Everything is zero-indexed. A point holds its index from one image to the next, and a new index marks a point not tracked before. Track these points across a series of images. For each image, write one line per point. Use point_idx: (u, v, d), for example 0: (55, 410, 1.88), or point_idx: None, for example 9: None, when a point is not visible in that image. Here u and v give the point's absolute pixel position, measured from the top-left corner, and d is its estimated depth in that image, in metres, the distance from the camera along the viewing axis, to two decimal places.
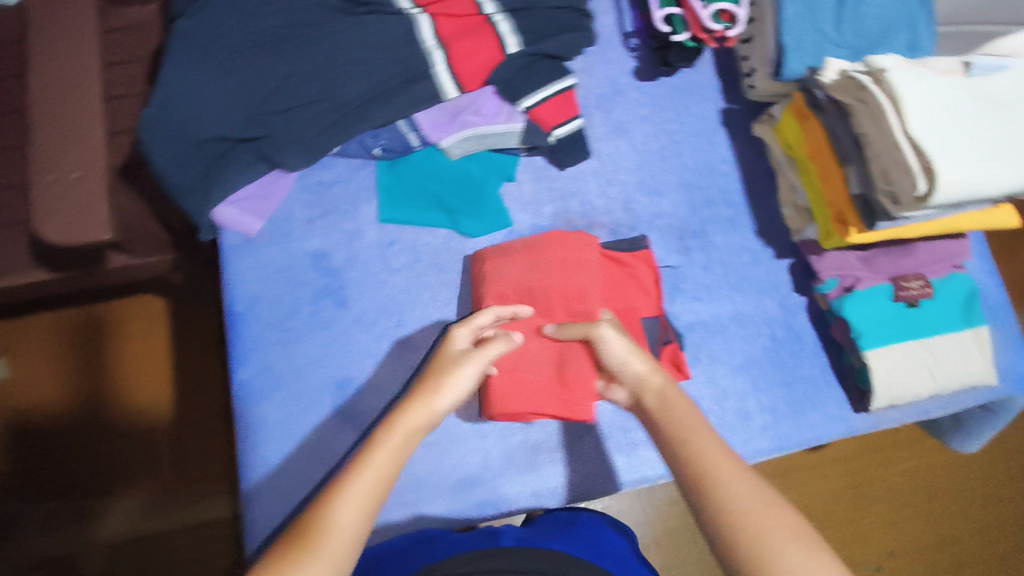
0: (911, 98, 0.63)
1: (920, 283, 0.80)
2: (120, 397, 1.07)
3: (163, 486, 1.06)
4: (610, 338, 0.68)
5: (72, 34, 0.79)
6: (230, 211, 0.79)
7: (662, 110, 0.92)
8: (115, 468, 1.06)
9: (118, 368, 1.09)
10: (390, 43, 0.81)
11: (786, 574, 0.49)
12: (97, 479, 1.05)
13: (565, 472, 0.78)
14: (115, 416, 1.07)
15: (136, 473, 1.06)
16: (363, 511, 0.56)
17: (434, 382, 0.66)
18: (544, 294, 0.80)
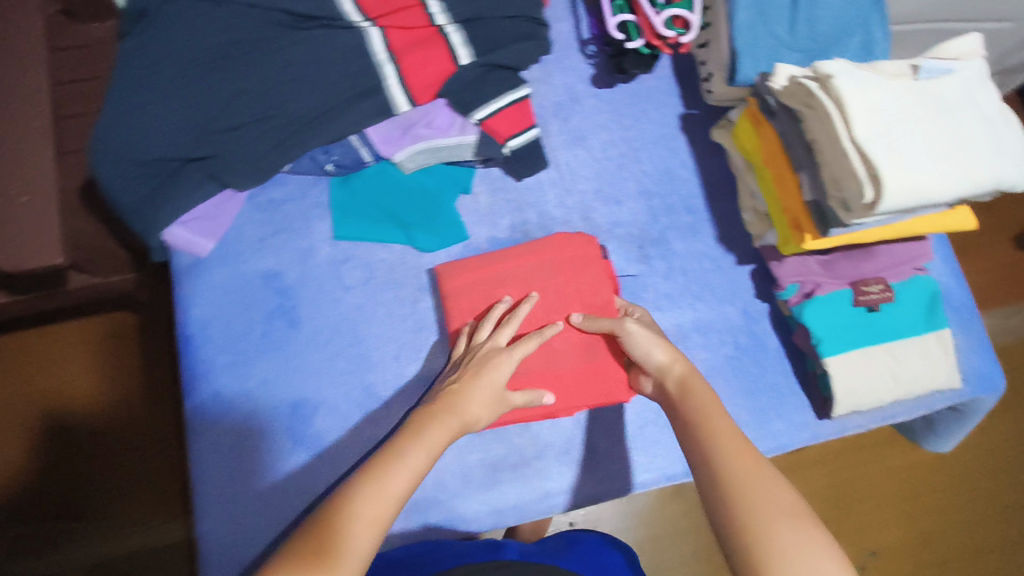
0: (856, 106, 0.63)
1: (880, 286, 0.79)
2: (96, 415, 1.06)
3: (134, 509, 1.04)
4: (636, 331, 0.72)
5: (21, 59, 0.80)
6: (181, 231, 0.78)
7: (621, 117, 0.91)
8: (85, 490, 1.04)
9: (93, 387, 1.07)
10: (340, 57, 0.80)
11: (776, 545, 0.51)
12: (69, 501, 1.03)
13: (526, 490, 0.75)
14: (90, 436, 1.06)
15: (97, 493, 1.04)
16: (390, 509, 0.58)
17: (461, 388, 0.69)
18: (558, 292, 0.80)
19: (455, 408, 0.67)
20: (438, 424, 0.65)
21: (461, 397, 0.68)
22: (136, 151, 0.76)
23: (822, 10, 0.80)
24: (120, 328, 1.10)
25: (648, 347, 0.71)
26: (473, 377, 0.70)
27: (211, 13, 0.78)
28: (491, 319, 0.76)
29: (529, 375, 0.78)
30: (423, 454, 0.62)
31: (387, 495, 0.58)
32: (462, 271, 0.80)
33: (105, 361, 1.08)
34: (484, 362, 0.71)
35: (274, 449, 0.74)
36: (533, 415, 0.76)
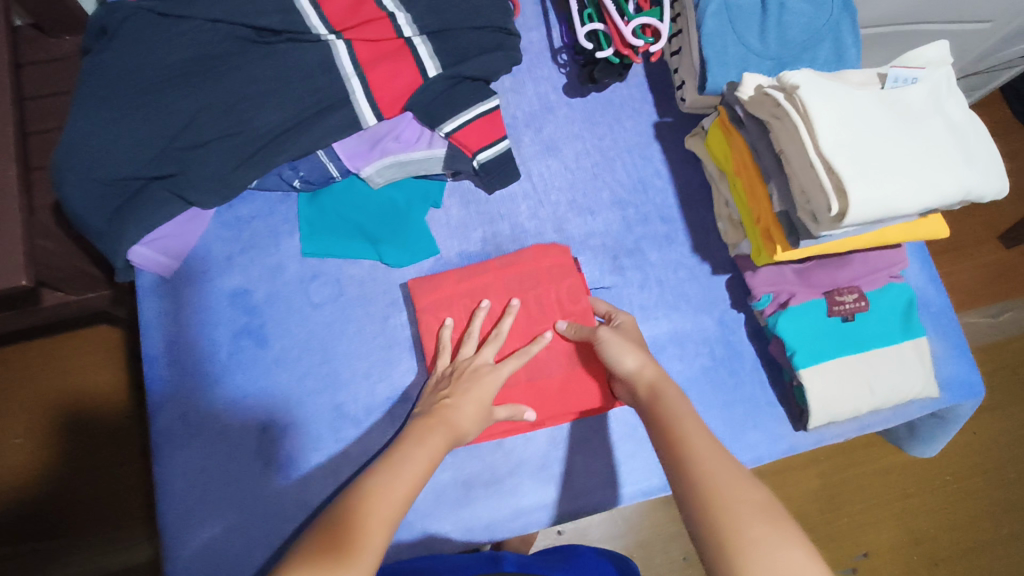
0: (822, 116, 0.63)
1: (855, 296, 0.78)
2: (65, 432, 1.04)
3: (97, 529, 1.01)
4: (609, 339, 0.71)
5: None
6: (147, 251, 0.76)
7: (595, 126, 0.90)
8: (48, 510, 1.01)
9: (64, 402, 1.05)
10: (306, 72, 0.79)
11: (742, 535, 0.48)
12: (30, 521, 1.00)
13: (498, 508, 0.74)
14: (57, 454, 1.03)
15: (58, 513, 1.01)
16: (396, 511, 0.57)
17: (453, 401, 0.69)
18: (539, 303, 0.79)
19: (451, 419, 0.68)
20: (436, 430, 0.66)
21: (456, 406, 0.69)
22: (97, 170, 0.74)
23: (792, 17, 0.79)
24: (94, 343, 1.08)
25: (619, 354, 0.69)
26: (464, 390, 0.70)
27: (172, 29, 0.77)
28: (476, 332, 0.76)
29: (514, 386, 0.77)
30: (427, 460, 0.63)
31: (397, 495, 0.58)
32: (440, 286, 0.79)
33: (76, 377, 1.06)
34: (470, 378, 0.72)
35: (240, 471, 0.73)
36: (522, 426, 0.76)
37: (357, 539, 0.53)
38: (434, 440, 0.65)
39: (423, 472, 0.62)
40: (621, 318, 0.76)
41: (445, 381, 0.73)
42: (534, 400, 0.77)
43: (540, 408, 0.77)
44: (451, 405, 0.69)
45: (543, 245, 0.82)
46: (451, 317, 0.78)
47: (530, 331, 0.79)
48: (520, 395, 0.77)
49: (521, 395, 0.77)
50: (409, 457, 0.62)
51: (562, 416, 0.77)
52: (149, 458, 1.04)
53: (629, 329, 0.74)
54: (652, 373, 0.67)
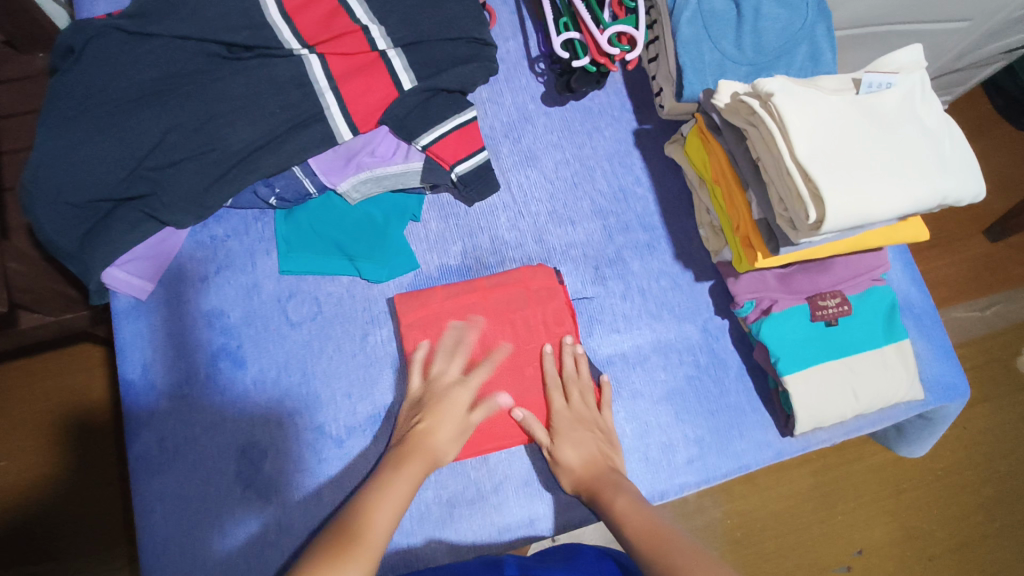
0: (798, 124, 0.62)
1: (837, 300, 0.77)
2: (41, 452, 1.02)
3: (72, 550, 0.99)
4: (563, 453, 0.71)
5: None
6: (121, 272, 0.76)
7: (574, 134, 0.89)
8: (23, 532, 0.99)
9: (41, 424, 1.03)
10: (278, 88, 0.78)
11: None
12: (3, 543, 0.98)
13: (484, 525, 0.73)
14: (32, 474, 1.01)
15: (38, 538, 0.99)
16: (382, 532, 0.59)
17: (427, 424, 0.70)
18: (526, 323, 0.79)
19: (431, 433, 0.69)
20: (416, 456, 0.67)
21: (428, 430, 0.69)
22: (68, 192, 0.73)
23: (767, 22, 0.79)
24: (73, 361, 1.07)
25: (562, 455, 0.71)
26: (434, 412, 0.71)
27: (141, 48, 0.76)
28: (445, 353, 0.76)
29: (495, 407, 0.76)
30: (411, 477, 0.65)
31: (390, 508, 0.61)
32: (427, 301, 0.78)
33: (56, 395, 1.05)
34: (441, 399, 0.72)
35: (220, 496, 0.71)
36: (512, 441, 0.75)
37: (358, 545, 0.56)
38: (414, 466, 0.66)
39: (403, 496, 0.63)
40: (560, 458, 0.71)
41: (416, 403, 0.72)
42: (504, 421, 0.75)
43: (496, 435, 0.74)
44: (427, 428, 0.69)
45: (533, 269, 0.80)
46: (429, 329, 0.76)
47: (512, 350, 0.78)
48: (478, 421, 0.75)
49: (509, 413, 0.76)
50: (395, 475, 0.65)
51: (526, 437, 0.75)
52: (129, 479, 1.02)
53: (563, 445, 0.71)
54: (587, 475, 0.69)
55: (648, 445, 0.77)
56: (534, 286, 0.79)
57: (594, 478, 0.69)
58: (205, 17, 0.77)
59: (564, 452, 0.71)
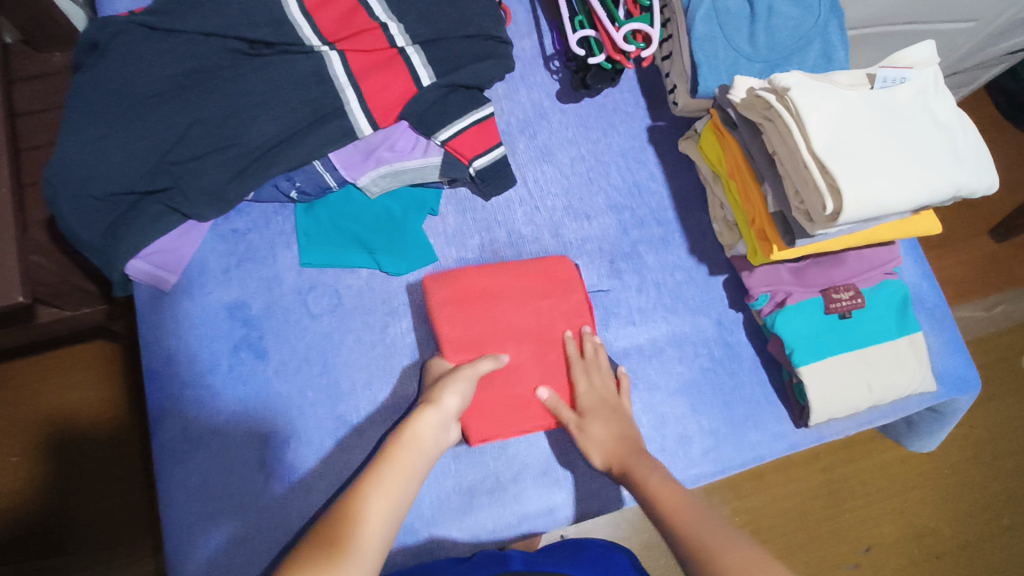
0: (814, 117, 0.63)
1: (850, 293, 0.78)
2: (62, 449, 1.03)
3: (96, 544, 1.00)
4: (590, 430, 0.72)
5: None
6: (144, 265, 0.76)
7: (589, 130, 0.90)
8: (50, 526, 1.00)
9: (65, 419, 1.04)
10: (299, 83, 0.79)
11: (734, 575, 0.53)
12: (25, 541, 0.99)
13: (503, 514, 0.74)
14: (61, 467, 1.02)
15: (67, 530, 1.00)
16: (388, 521, 0.59)
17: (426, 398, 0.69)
18: (551, 311, 0.80)
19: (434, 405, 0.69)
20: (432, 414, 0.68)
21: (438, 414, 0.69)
22: (91, 185, 0.73)
23: (780, 20, 0.81)
24: (83, 360, 1.07)
25: (592, 431, 0.72)
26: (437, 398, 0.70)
27: (165, 44, 0.77)
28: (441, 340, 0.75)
29: (522, 389, 0.77)
30: (417, 448, 0.65)
31: (395, 484, 0.62)
32: (456, 280, 0.78)
33: (68, 394, 1.05)
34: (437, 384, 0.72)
35: (243, 484, 0.72)
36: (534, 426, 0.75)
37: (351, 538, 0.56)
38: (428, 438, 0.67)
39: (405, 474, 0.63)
40: (591, 434, 0.72)
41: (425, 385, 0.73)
42: (533, 405, 0.76)
43: (523, 419, 0.75)
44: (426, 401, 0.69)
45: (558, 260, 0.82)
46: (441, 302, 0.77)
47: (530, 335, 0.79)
48: (483, 409, 0.75)
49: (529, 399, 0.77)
50: (399, 445, 0.65)
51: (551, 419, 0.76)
52: (153, 471, 1.04)
53: (592, 422, 0.73)
54: (618, 452, 0.70)
55: (665, 435, 0.78)
56: (556, 270, 0.81)
57: (624, 454, 0.70)
58: (227, 13, 0.78)
59: (594, 429, 0.72)
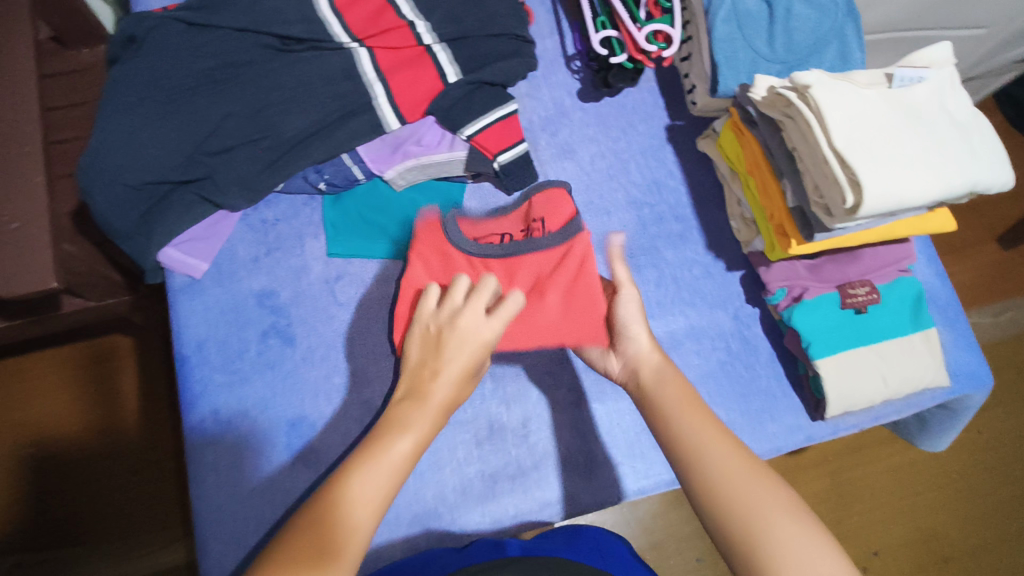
0: (834, 114, 0.65)
1: (866, 288, 0.80)
2: (94, 436, 1.05)
3: (131, 530, 1.03)
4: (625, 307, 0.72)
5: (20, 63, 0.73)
6: (176, 252, 0.79)
7: (609, 129, 0.92)
8: (89, 510, 1.03)
9: (99, 408, 1.07)
10: (329, 78, 0.81)
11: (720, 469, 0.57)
12: (61, 529, 1.01)
13: (525, 500, 0.76)
14: (97, 452, 1.05)
15: (107, 512, 1.03)
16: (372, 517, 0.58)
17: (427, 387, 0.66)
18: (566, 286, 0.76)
19: (430, 392, 0.66)
20: (420, 407, 0.65)
21: (438, 376, 0.66)
22: (126, 174, 0.75)
23: (798, 22, 0.83)
24: (105, 354, 1.09)
25: (630, 321, 0.71)
26: (443, 353, 0.68)
27: (200, 39, 0.80)
28: (478, 289, 0.71)
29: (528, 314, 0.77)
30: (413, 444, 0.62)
31: (383, 482, 0.59)
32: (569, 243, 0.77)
33: (95, 387, 1.08)
34: (452, 336, 0.68)
35: (272, 467, 0.74)
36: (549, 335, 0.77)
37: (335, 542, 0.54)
38: (423, 424, 0.64)
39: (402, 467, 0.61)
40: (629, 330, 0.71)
41: (429, 350, 0.69)
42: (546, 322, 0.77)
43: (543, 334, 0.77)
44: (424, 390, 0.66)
45: (548, 188, 0.80)
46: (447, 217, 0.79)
47: (545, 251, 0.77)
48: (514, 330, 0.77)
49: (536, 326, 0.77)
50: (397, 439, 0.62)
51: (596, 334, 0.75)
52: (182, 459, 1.06)
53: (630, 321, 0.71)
54: (648, 361, 0.69)
55: None
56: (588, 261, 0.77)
57: (657, 366, 0.68)
58: (261, 10, 0.81)
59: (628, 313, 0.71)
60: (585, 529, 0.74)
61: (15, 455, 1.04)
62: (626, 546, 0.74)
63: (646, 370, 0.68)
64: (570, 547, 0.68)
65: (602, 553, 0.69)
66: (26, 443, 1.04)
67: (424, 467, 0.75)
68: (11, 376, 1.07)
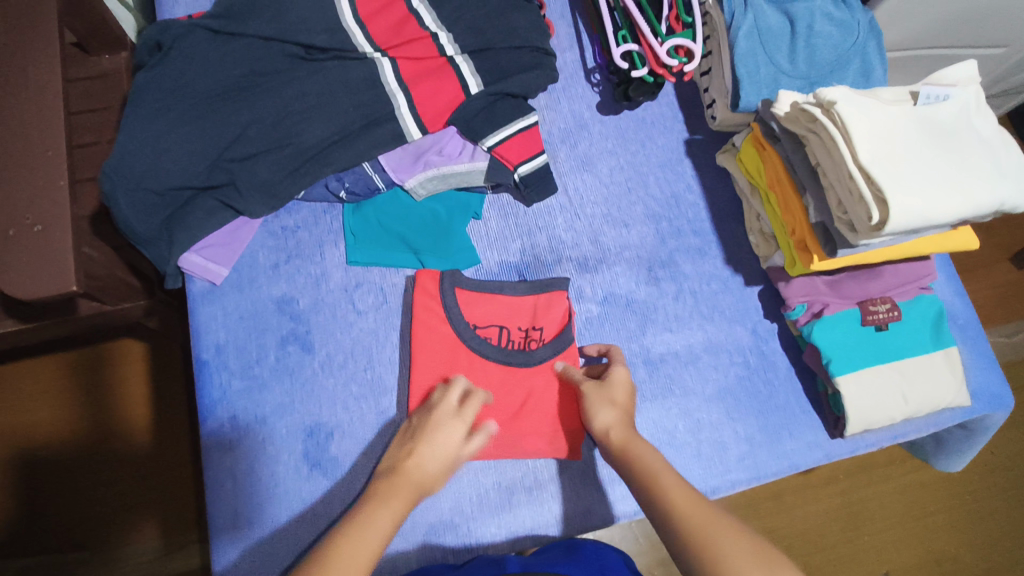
0: (859, 130, 0.65)
1: (887, 305, 0.79)
2: (107, 440, 1.05)
3: (145, 534, 1.03)
4: (592, 390, 0.73)
5: (45, 60, 0.70)
6: (197, 258, 0.79)
7: (628, 142, 0.93)
8: (104, 513, 1.03)
9: (112, 412, 1.07)
10: (353, 86, 0.81)
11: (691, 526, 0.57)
12: (74, 531, 1.01)
13: (541, 514, 0.75)
14: (109, 456, 1.05)
15: (122, 514, 1.03)
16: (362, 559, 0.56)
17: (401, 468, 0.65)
18: (542, 398, 0.80)
19: (403, 468, 0.65)
20: (399, 485, 0.64)
21: (418, 462, 0.66)
22: (149, 179, 0.75)
23: (819, 39, 0.83)
24: (120, 358, 1.09)
25: (594, 409, 0.71)
26: (423, 439, 0.67)
27: (226, 46, 0.80)
28: (452, 387, 0.73)
29: (507, 419, 0.78)
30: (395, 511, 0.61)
31: (372, 538, 0.58)
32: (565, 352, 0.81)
33: (110, 390, 1.08)
34: (435, 428, 0.68)
35: (289, 476, 0.74)
36: (531, 448, 0.77)
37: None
38: (398, 498, 0.63)
39: (390, 528, 0.60)
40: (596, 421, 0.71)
41: (405, 440, 0.69)
42: (530, 436, 0.77)
43: (525, 448, 0.77)
44: (393, 470, 0.66)
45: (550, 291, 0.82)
46: (448, 298, 0.80)
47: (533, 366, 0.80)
48: (496, 447, 0.76)
49: (517, 435, 0.77)
50: (378, 503, 0.61)
51: (571, 448, 0.77)
52: (193, 464, 1.06)
53: (595, 408, 0.71)
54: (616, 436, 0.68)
55: (701, 441, 0.79)
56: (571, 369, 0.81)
57: (625, 441, 0.67)
58: (287, 19, 0.81)
59: (595, 407, 0.71)
60: (586, 543, 0.72)
61: (29, 458, 1.04)
62: (619, 555, 0.74)
63: (614, 437, 0.68)
64: (571, 561, 0.67)
65: (601, 567, 0.68)
66: (39, 446, 1.04)
67: None
68: (25, 378, 1.07)
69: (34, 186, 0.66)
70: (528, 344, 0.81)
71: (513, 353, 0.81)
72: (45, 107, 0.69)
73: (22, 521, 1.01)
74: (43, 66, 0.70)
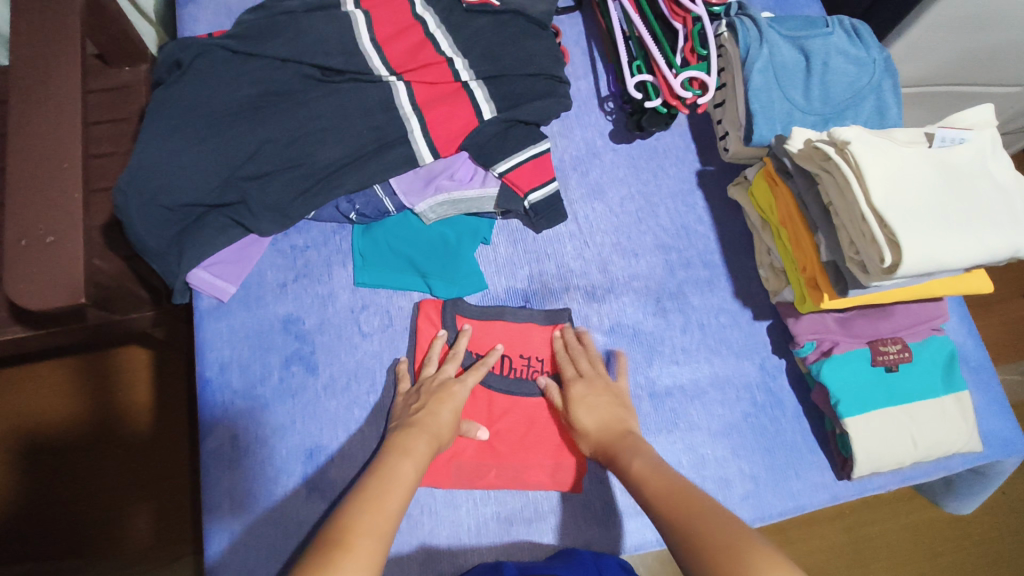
0: (873, 171, 0.65)
1: (898, 346, 0.79)
2: (108, 447, 1.05)
3: (140, 545, 1.02)
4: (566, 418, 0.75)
5: (64, 73, 0.71)
6: (204, 274, 0.79)
7: (640, 171, 0.93)
8: (100, 522, 1.02)
9: (114, 420, 1.07)
10: (367, 109, 0.82)
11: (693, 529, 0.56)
12: (71, 539, 1.01)
13: (541, 546, 0.74)
14: (109, 462, 1.05)
15: (119, 523, 1.03)
16: (390, 520, 0.58)
17: (421, 420, 0.70)
18: (545, 427, 0.79)
19: (422, 420, 0.70)
20: (417, 434, 0.68)
21: (435, 415, 0.71)
22: (162, 196, 0.75)
23: (834, 76, 0.84)
24: (125, 366, 1.09)
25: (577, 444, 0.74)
26: (442, 403, 0.72)
27: (244, 66, 0.81)
28: (451, 357, 0.78)
29: (508, 447, 0.77)
30: (415, 465, 0.65)
31: (396, 497, 0.60)
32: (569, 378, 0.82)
33: (113, 398, 1.08)
34: (441, 392, 0.74)
35: (286, 497, 0.73)
36: (533, 479, 0.76)
37: (350, 539, 0.54)
38: (419, 449, 0.67)
39: (412, 481, 0.63)
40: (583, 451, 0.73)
41: (411, 399, 0.74)
42: (532, 467, 0.76)
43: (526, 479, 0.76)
44: (414, 424, 0.69)
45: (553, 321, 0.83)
46: (447, 328, 0.81)
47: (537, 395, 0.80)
48: (498, 475, 0.76)
49: (520, 463, 0.77)
50: (401, 458, 0.65)
51: (574, 481, 0.76)
52: (192, 475, 1.06)
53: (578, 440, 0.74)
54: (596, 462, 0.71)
55: (705, 477, 0.78)
56: None
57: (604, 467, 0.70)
58: (304, 42, 0.82)
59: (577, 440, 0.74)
60: (584, 553, 0.70)
61: (29, 465, 1.04)
62: (616, 557, 0.72)
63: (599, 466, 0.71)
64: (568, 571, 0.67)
65: None
66: (39, 452, 1.04)
67: (439, 505, 0.74)
68: (29, 383, 1.07)
69: (48, 198, 0.66)
70: (530, 373, 0.81)
71: (517, 381, 0.81)
72: (62, 119, 0.69)
73: (18, 526, 1.01)
74: (63, 78, 0.71)
